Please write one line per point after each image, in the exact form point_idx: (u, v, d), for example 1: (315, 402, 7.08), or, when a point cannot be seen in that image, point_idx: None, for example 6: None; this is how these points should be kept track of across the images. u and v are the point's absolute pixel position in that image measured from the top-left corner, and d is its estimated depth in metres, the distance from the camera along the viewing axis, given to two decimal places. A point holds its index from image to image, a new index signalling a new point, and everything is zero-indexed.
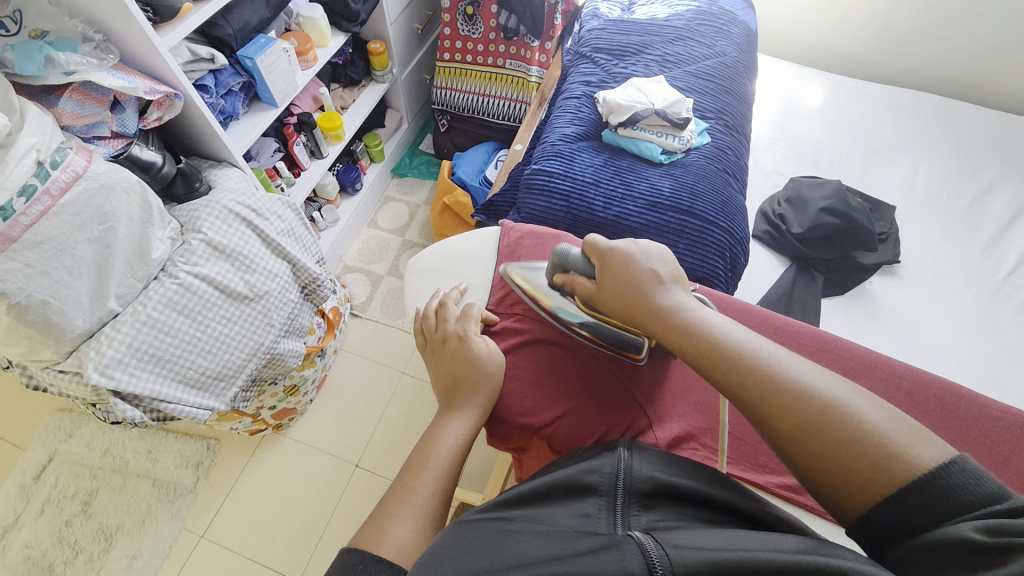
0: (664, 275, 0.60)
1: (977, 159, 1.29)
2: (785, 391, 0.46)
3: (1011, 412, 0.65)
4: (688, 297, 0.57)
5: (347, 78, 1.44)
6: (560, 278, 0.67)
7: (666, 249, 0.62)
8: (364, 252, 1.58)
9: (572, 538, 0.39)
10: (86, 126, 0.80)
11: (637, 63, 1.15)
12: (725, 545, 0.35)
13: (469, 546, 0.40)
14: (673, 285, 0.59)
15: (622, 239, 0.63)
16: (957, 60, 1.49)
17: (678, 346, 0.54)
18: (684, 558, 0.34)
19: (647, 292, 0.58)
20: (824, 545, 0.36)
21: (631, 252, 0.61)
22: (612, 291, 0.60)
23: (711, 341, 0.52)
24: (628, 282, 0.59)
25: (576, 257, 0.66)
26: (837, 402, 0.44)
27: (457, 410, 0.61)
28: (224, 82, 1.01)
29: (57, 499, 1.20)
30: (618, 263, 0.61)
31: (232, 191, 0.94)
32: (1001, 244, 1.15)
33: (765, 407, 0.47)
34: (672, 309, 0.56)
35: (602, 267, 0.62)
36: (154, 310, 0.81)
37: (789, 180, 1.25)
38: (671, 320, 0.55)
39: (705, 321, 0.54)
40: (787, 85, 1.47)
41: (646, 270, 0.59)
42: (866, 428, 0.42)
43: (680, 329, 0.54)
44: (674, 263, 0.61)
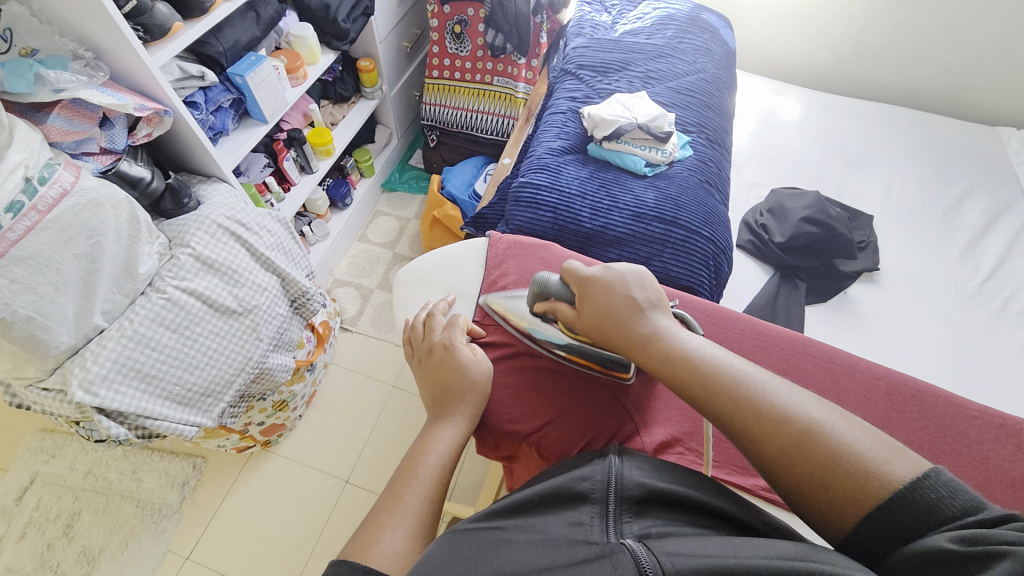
0: (644, 301, 0.61)
1: (950, 170, 1.34)
2: (765, 415, 0.47)
3: (987, 412, 0.67)
4: (668, 322, 0.59)
5: (338, 95, 1.46)
6: (541, 305, 0.69)
7: (645, 273, 0.63)
8: (354, 266, 1.58)
9: (565, 547, 0.39)
10: (74, 142, 0.81)
11: (621, 79, 1.18)
12: (716, 552, 0.36)
13: (463, 556, 0.40)
14: (652, 311, 0.60)
15: (601, 265, 0.65)
16: (928, 75, 1.55)
17: (662, 375, 0.55)
18: (676, 567, 0.34)
19: (627, 321, 0.59)
20: (817, 548, 0.36)
21: (610, 280, 0.63)
22: (594, 320, 0.62)
23: (691, 368, 0.53)
24: (608, 310, 0.61)
25: (555, 283, 0.68)
26: (815, 423, 0.46)
27: (445, 420, 0.61)
28: (214, 99, 1.02)
29: (38, 522, 1.16)
30: (597, 292, 0.62)
31: (222, 206, 0.95)
32: (976, 251, 1.19)
33: (748, 432, 0.48)
34: (651, 336, 0.57)
35: (583, 295, 0.64)
36: (141, 325, 0.81)
37: (770, 191, 1.28)
38: (652, 348, 0.57)
39: (684, 346, 0.55)
40: (766, 99, 1.52)
41: (625, 300, 0.61)
42: (843, 447, 0.44)
43: (662, 356, 0.56)
44: (653, 286, 0.63)
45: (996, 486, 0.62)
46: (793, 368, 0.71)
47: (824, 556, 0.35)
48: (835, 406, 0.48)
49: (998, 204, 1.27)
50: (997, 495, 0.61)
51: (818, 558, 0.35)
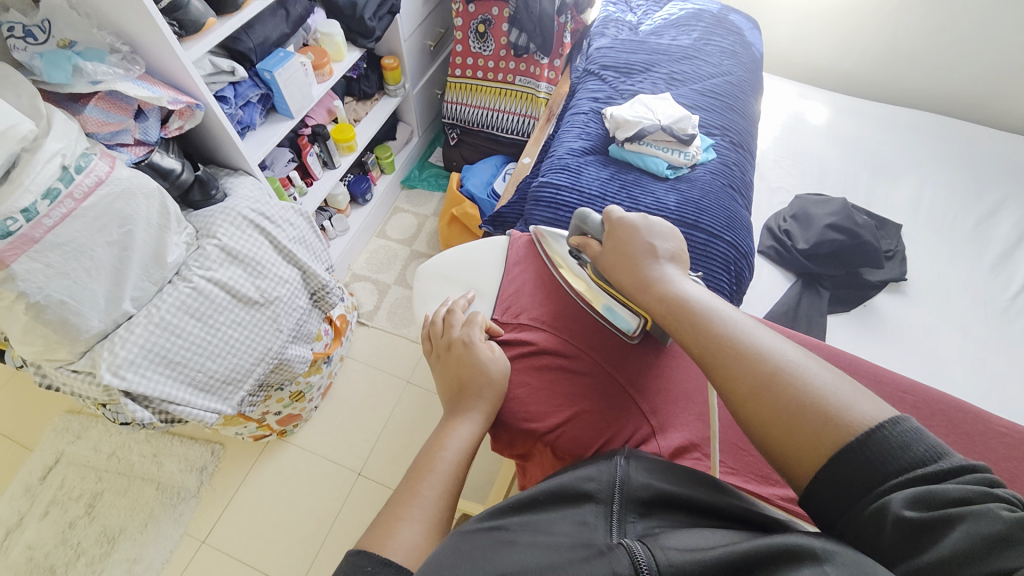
0: (661, 251, 0.65)
1: (984, 180, 1.30)
2: (740, 356, 0.48)
3: (1019, 430, 0.65)
4: (676, 271, 0.62)
5: (361, 91, 1.48)
6: (577, 240, 0.74)
7: (673, 230, 0.67)
8: (372, 261, 1.60)
9: (568, 548, 0.39)
10: (110, 133, 0.83)
11: (644, 80, 1.17)
12: (707, 544, 0.37)
13: (467, 556, 0.40)
14: (666, 259, 0.64)
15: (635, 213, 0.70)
16: (964, 82, 1.50)
17: (656, 311, 0.59)
18: (669, 559, 0.35)
19: (639, 263, 0.63)
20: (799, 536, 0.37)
21: (637, 224, 0.67)
22: (613, 256, 0.67)
23: (682, 307, 0.56)
24: (628, 248, 0.66)
25: (595, 220, 0.72)
26: (785, 366, 0.46)
27: (462, 416, 0.62)
28: (243, 94, 1.05)
29: (62, 501, 1.21)
30: (623, 232, 0.68)
31: (247, 199, 0.97)
32: (1010, 263, 1.14)
33: (718, 370, 0.49)
34: (657, 277, 0.61)
35: (610, 236, 0.69)
36: (167, 312, 0.83)
37: (794, 197, 1.26)
38: (654, 287, 0.60)
39: (683, 290, 0.58)
40: (792, 103, 1.49)
41: (643, 245, 0.65)
42: (808, 390, 0.44)
43: (660, 294, 0.59)
44: (676, 242, 0.66)
45: None
46: None
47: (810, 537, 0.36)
48: (811, 353, 0.48)
49: None
50: None
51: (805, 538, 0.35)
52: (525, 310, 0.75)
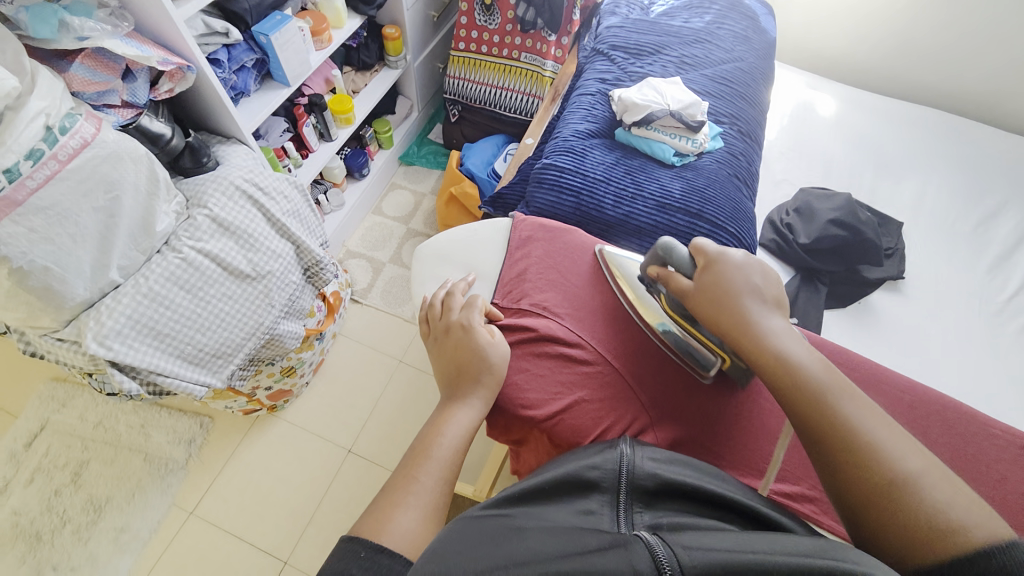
0: (763, 302, 0.59)
1: (989, 181, 1.29)
2: (868, 449, 0.46)
3: (1011, 432, 0.65)
4: (785, 325, 0.57)
5: (360, 61, 1.43)
6: (656, 270, 0.68)
7: (774, 275, 0.62)
8: (368, 238, 1.57)
9: (579, 535, 0.39)
10: (96, 93, 0.79)
11: (654, 63, 1.14)
12: (736, 547, 0.35)
13: (474, 541, 0.39)
14: (771, 314, 0.58)
15: (732, 251, 0.63)
16: (976, 80, 1.48)
17: (764, 370, 0.55)
18: (695, 560, 0.33)
19: (743, 315, 0.58)
20: (834, 545, 0.35)
21: (739, 262, 0.62)
22: (710, 296, 0.61)
23: (800, 376, 0.52)
24: (729, 289, 0.60)
25: (680, 253, 0.66)
26: (915, 473, 0.44)
27: (460, 401, 0.61)
28: (237, 58, 1.01)
29: (48, 468, 1.20)
30: (723, 270, 0.61)
31: (240, 168, 0.94)
32: (1007, 266, 1.15)
33: (842, 458, 0.47)
34: (767, 332, 0.56)
35: (706, 270, 0.62)
36: (155, 283, 0.81)
37: (798, 190, 1.24)
38: (764, 342, 0.56)
39: (797, 354, 0.54)
40: (801, 93, 1.46)
41: (745, 293, 0.59)
42: (937, 505, 0.42)
43: (772, 354, 0.55)
44: (780, 285, 0.61)
45: (1014, 507, 0.61)
46: None
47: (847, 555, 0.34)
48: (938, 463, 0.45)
49: None
50: (1013, 517, 0.60)
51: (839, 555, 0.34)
52: (526, 295, 0.74)
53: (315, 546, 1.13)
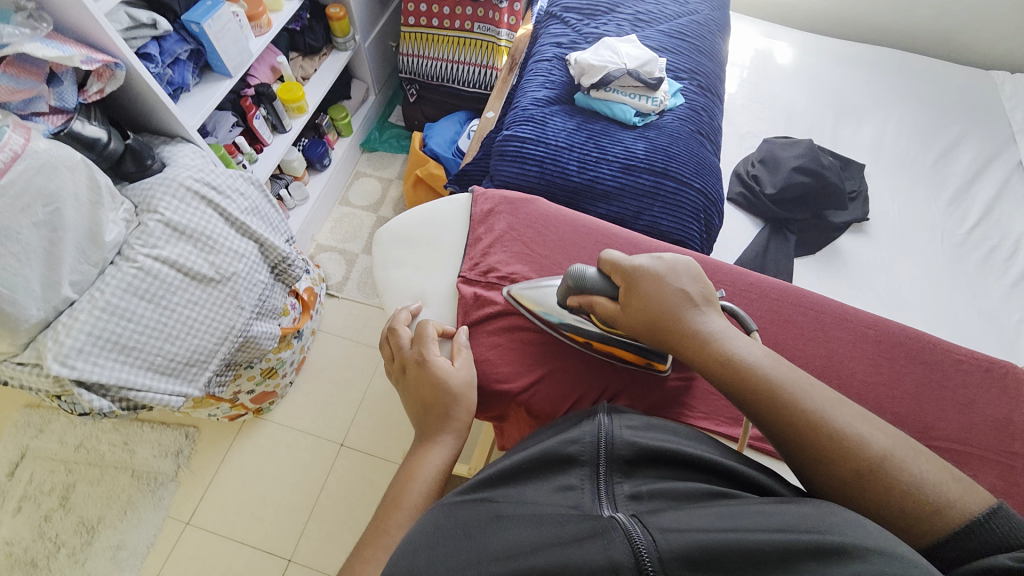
0: (695, 297, 0.58)
1: (944, 115, 1.31)
2: (835, 436, 0.47)
3: (974, 356, 0.68)
4: (722, 321, 0.56)
5: (307, 45, 1.37)
6: (576, 300, 0.63)
7: (696, 266, 0.60)
8: (337, 231, 1.54)
9: (557, 522, 0.38)
10: (22, 102, 0.75)
11: (609, 22, 1.11)
12: (715, 524, 0.35)
13: (451, 534, 0.40)
14: (706, 310, 0.57)
15: (647, 256, 0.61)
16: (926, 16, 1.49)
17: (719, 379, 0.53)
18: (672, 544, 0.33)
19: (684, 322, 0.56)
20: (818, 513, 0.36)
21: (659, 270, 0.59)
22: (644, 315, 0.58)
23: (756, 374, 0.51)
24: (659, 303, 0.57)
25: (593, 276, 0.63)
26: (886, 451, 0.46)
27: (427, 440, 0.59)
28: (170, 50, 0.95)
29: (34, 495, 1.17)
30: (647, 284, 0.58)
31: (189, 168, 0.89)
32: (966, 198, 1.18)
33: (816, 451, 0.47)
34: (710, 336, 0.55)
35: (630, 288, 0.59)
36: (113, 296, 0.78)
37: (762, 141, 1.25)
38: (709, 348, 0.54)
39: (744, 351, 0.53)
40: (758, 44, 1.45)
41: (677, 294, 0.57)
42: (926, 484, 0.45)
43: (722, 360, 0.53)
44: (705, 281, 0.60)
45: (978, 426, 0.64)
46: (783, 320, 0.70)
47: (827, 527, 0.34)
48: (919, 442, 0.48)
49: (988, 150, 1.25)
50: (977, 436, 0.63)
51: (820, 527, 0.34)
52: (495, 268, 0.73)
53: (318, 540, 1.14)
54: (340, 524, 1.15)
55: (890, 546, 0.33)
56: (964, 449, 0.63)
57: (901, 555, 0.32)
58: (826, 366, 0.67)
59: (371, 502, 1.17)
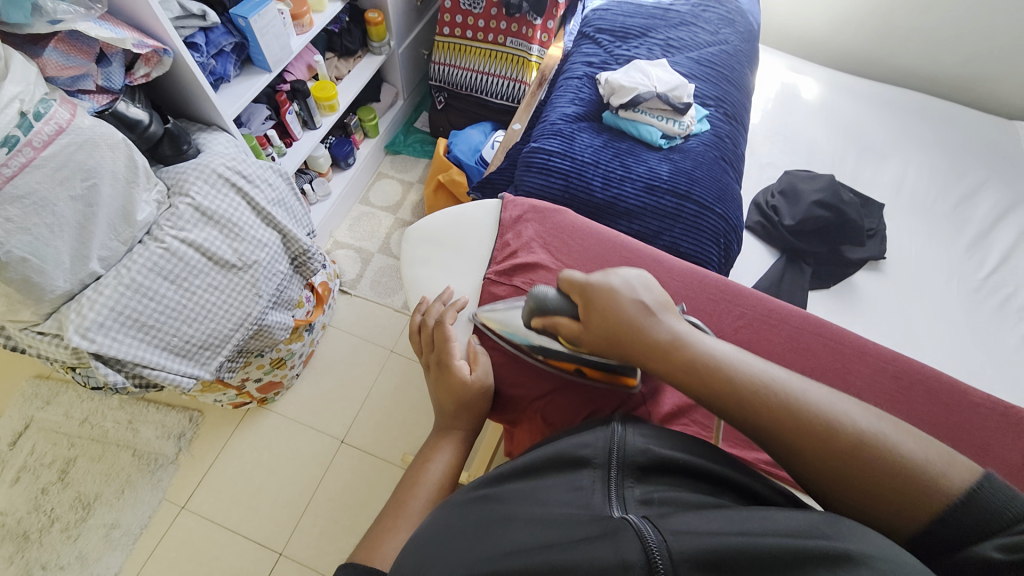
0: (653, 304, 0.58)
1: (967, 161, 1.32)
2: (820, 434, 0.47)
3: (995, 399, 0.67)
4: (681, 324, 0.57)
5: (343, 48, 1.41)
6: (539, 321, 0.62)
7: (647, 276, 0.61)
8: (355, 229, 1.56)
9: (568, 525, 0.38)
10: (70, 78, 0.78)
11: (640, 46, 1.14)
12: (724, 528, 0.35)
13: (462, 533, 0.41)
14: (664, 315, 0.57)
15: (599, 270, 0.61)
16: (954, 61, 1.50)
17: (686, 384, 0.53)
18: (683, 546, 0.33)
19: (643, 331, 0.56)
20: (830, 521, 0.36)
21: (614, 285, 0.59)
22: (602, 331, 0.57)
23: (724, 377, 0.51)
24: (618, 318, 0.56)
25: (554, 296, 0.62)
26: (867, 433, 0.46)
27: (444, 436, 0.62)
28: (215, 42, 0.97)
29: (34, 467, 1.17)
30: (603, 300, 0.58)
31: (222, 155, 0.91)
32: (985, 244, 1.18)
33: (791, 446, 0.48)
34: (673, 343, 0.55)
35: (587, 304, 0.59)
36: (138, 274, 0.79)
37: (784, 172, 1.26)
38: (675, 355, 0.54)
39: (709, 355, 0.53)
40: (786, 77, 1.47)
41: (633, 304, 0.57)
42: (918, 465, 0.44)
43: (688, 365, 0.53)
44: (659, 289, 0.60)
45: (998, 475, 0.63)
46: (802, 348, 0.70)
47: (837, 534, 0.34)
48: None
49: (1009, 199, 1.25)
50: None
51: (826, 533, 0.34)
52: (522, 270, 0.74)
53: (311, 535, 1.13)
54: (334, 520, 1.15)
55: (906, 557, 0.32)
56: None
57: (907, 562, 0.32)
58: None
59: (367, 502, 1.17)
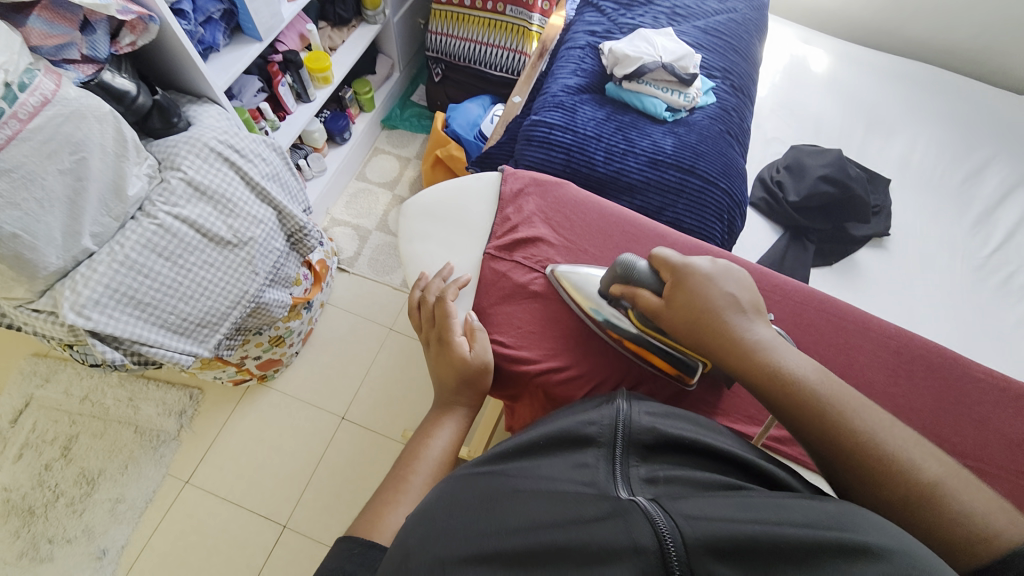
0: (744, 302, 0.57)
1: (976, 136, 1.29)
2: (882, 459, 0.45)
3: (995, 374, 0.67)
4: (769, 331, 0.55)
5: (336, 16, 1.36)
6: (619, 288, 0.62)
7: (745, 275, 0.60)
8: (352, 206, 1.53)
9: (575, 502, 0.38)
10: (55, 48, 0.74)
11: (645, 14, 1.09)
12: (736, 515, 0.35)
13: (465, 503, 0.41)
14: (754, 316, 0.56)
15: (698, 258, 0.60)
16: (968, 32, 1.45)
17: (757, 385, 0.52)
18: (696, 531, 0.33)
19: (729, 325, 0.55)
20: (846, 512, 0.36)
21: (710, 272, 0.58)
22: (686, 317, 0.57)
23: (800, 387, 0.50)
24: (705, 304, 0.56)
25: (643, 268, 0.62)
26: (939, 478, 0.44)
27: (445, 411, 0.63)
28: (203, 8, 0.94)
29: (37, 444, 1.18)
30: (697, 284, 0.57)
31: (214, 128, 0.89)
32: (990, 221, 1.16)
33: (859, 472, 0.46)
34: (757, 345, 0.54)
35: (676, 284, 0.59)
36: (132, 251, 0.78)
37: (789, 148, 1.23)
38: (756, 358, 0.53)
39: (792, 365, 0.52)
40: (794, 49, 1.43)
41: (724, 296, 0.56)
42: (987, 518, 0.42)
43: (765, 369, 0.52)
44: (753, 290, 0.59)
45: (995, 449, 0.64)
46: (805, 323, 0.70)
47: (849, 526, 0.34)
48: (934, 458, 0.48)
49: (1016, 176, 1.23)
50: (992, 456, 0.63)
51: (844, 525, 0.34)
52: (523, 246, 0.73)
53: (313, 509, 1.15)
54: (335, 495, 1.16)
55: (917, 551, 0.33)
56: (978, 467, 0.63)
57: (926, 557, 0.32)
58: (843, 372, 0.67)
59: (367, 477, 1.18)
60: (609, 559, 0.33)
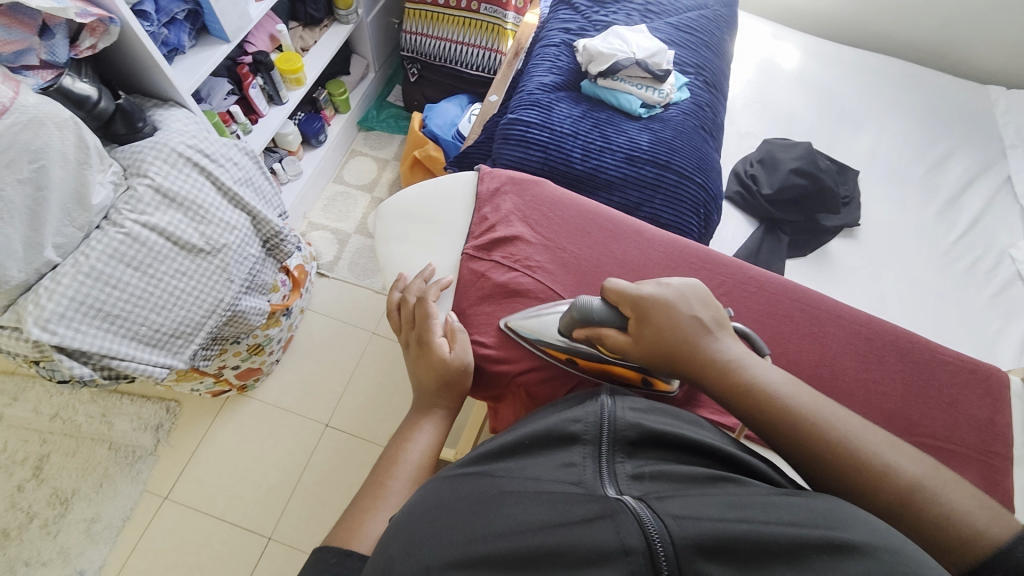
0: (708, 320, 0.57)
1: (939, 127, 1.33)
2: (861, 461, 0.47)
3: (962, 356, 0.70)
4: (739, 345, 0.56)
5: (308, 16, 1.34)
6: (583, 333, 0.60)
7: (702, 289, 0.60)
8: (330, 209, 1.51)
9: (563, 503, 0.38)
10: (12, 54, 0.71)
11: (618, 12, 1.10)
12: (725, 514, 0.35)
13: (451, 509, 0.40)
14: (721, 334, 0.57)
15: (649, 283, 0.60)
16: (927, 26, 1.50)
17: (741, 408, 0.53)
18: (685, 531, 0.33)
19: (700, 347, 0.55)
20: (833, 508, 0.37)
21: (669, 299, 0.58)
22: (657, 348, 0.56)
23: (776, 402, 0.51)
24: (673, 333, 0.56)
25: (600, 307, 0.60)
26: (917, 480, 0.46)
27: (424, 415, 0.62)
28: (166, 9, 0.91)
29: (6, 465, 1.14)
30: (659, 315, 0.57)
31: (181, 132, 0.86)
32: (955, 208, 1.21)
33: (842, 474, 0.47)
34: (731, 363, 0.54)
35: (640, 318, 0.58)
36: (98, 260, 0.75)
37: (762, 142, 1.26)
38: (733, 378, 0.53)
39: (766, 378, 0.53)
40: (764, 45, 1.46)
41: (689, 318, 0.57)
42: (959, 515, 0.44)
43: (746, 391, 0.52)
44: (715, 305, 0.60)
45: (966, 430, 0.66)
46: (781, 312, 0.71)
47: (833, 522, 0.35)
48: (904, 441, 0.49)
49: (977, 164, 1.28)
50: (962, 437, 0.65)
51: (830, 523, 0.35)
52: (504, 243, 0.73)
53: (300, 518, 1.13)
54: (322, 503, 1.14)
55: (899, 545, 0.33)
56: (950, 448, 0.65)
57: (911, 553, 0.33)
58: (819, 360, 0.69)
59: (355, 483, 1.17)
60: (599, 561, 0.33)
